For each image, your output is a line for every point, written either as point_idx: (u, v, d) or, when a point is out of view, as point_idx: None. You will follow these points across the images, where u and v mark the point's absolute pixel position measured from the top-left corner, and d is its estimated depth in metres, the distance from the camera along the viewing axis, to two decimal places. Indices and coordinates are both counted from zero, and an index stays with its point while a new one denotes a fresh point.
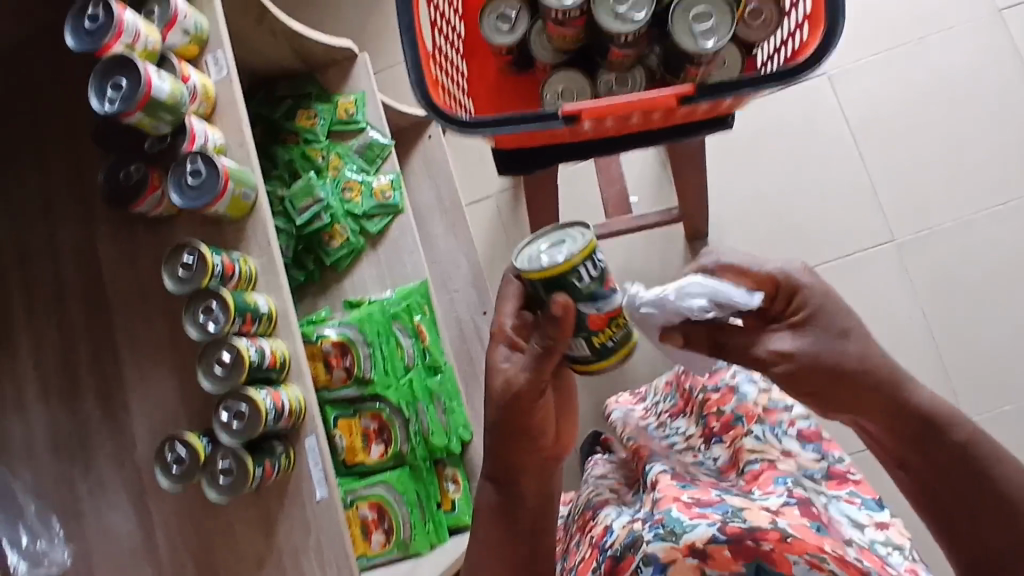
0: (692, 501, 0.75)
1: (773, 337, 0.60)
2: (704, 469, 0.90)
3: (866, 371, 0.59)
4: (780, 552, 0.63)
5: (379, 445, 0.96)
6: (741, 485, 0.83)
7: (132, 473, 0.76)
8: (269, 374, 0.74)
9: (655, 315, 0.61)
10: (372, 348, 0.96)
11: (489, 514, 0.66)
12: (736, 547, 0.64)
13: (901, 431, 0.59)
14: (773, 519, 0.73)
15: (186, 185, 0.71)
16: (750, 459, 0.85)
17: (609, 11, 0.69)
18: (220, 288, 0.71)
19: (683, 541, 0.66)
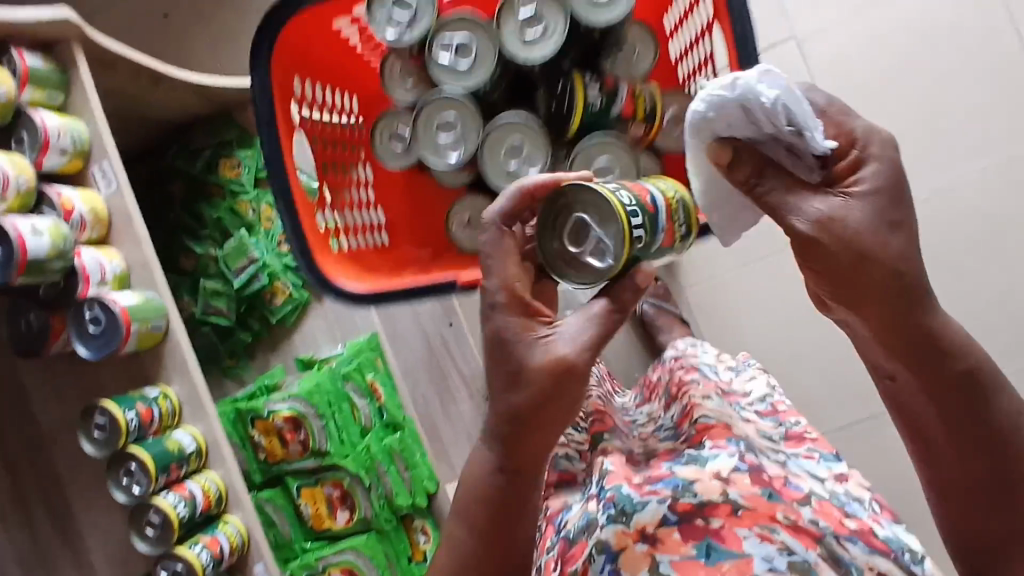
0: (643, 479, 0.69)
1: (810, 192, 0.45)
2: (663, 433, 0.83)
3: (897, 276, 0.44)
4: (729, 529, 0.61)
5: (345, 511, 0.97)
6: (692, 436, 0.75)
7: None
8: (205, 514, 0.71)
9: (710, 111, 0.49)
10: (324, 420, 0.95)
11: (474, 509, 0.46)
12: (684, 529, 0.61)
13: (906, 352, 0.45)
14: (725, 489, 0.65)
15: (88, 333, 0.68)
16: (705, 415, 0.77)
17: (500, 171, 0.51)
18: (138, 448, 0.67)
19: (635, 524, 0.63)
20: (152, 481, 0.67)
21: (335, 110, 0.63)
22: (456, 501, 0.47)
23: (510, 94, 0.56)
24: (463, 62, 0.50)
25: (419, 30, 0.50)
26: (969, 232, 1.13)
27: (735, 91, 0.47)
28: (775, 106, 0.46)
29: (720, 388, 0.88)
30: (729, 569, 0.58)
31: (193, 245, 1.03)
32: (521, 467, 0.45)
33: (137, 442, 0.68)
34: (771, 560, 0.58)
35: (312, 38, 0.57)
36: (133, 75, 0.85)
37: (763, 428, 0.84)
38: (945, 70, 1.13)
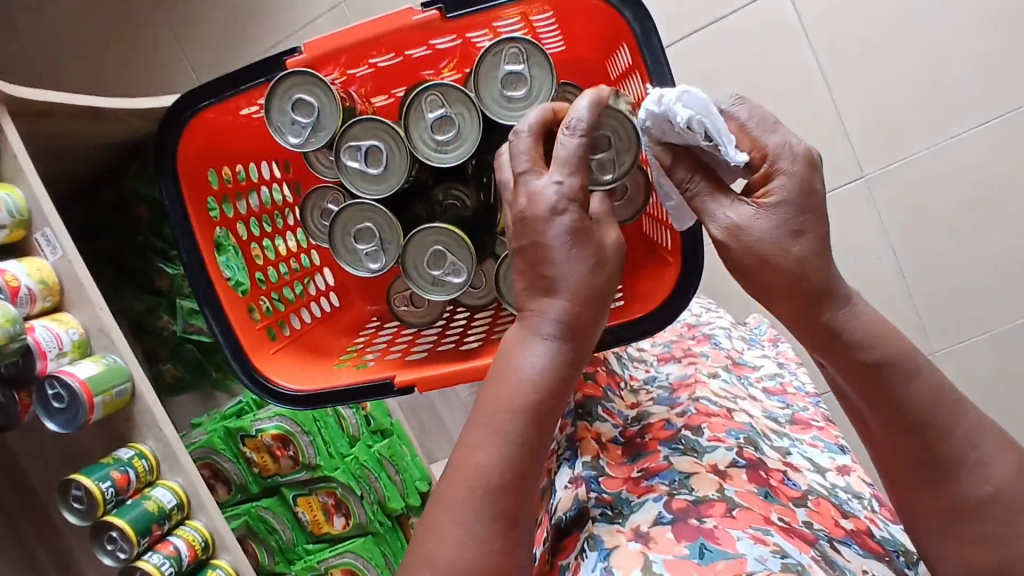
0: (641, 474, 0.67)
1: (727, 198, 0.49)
2: (655, 388, 0.82)
3: (799, 278, 0.47)
4: (724, 529, 0.57)
5: (340, 517, 1.01)
6: (689, 416, 0.73)
7: None
8: (192, 564, 0.75)
9: (642, 121, 0.51)
10: (311, 435, 0.98)
11: (518, 402, 0.47)
12: (677, 528, 0.58)
13: (815, 343, 0.50)
14: (721, 484, 0.64)
15: (53, 409, 0.69)
16: (709, 400, 0.76)
17: (421, 276, 0.52)
18: (118, 518, 0.70)
19: (628, 523, 0.61)
20: (134, 545, 0.70)
21: (260, 189, 0.62)
22: (496, 398, 0.48)
23: (437, 174, 0.58)
24: (374, 167, 0.53)
25: (323, 136, 0.53)
26: (966, 193, 1.10)
27: (656, 109, 0.49)
28: (692, 127, 0.48)
29: (728, 363, 0.90)
30: (723, 570, 0.53)
31: (164, 267, 1.02)
32: (576, 358, 0.49)
33: (111, 512, 0.70)
34: (766, 561, 0.54)
35: (205, 141, 0.57)
36: (72, 117, 0.82)
37: (770, 406, 0.84)
38: (943, 18, 1.05)
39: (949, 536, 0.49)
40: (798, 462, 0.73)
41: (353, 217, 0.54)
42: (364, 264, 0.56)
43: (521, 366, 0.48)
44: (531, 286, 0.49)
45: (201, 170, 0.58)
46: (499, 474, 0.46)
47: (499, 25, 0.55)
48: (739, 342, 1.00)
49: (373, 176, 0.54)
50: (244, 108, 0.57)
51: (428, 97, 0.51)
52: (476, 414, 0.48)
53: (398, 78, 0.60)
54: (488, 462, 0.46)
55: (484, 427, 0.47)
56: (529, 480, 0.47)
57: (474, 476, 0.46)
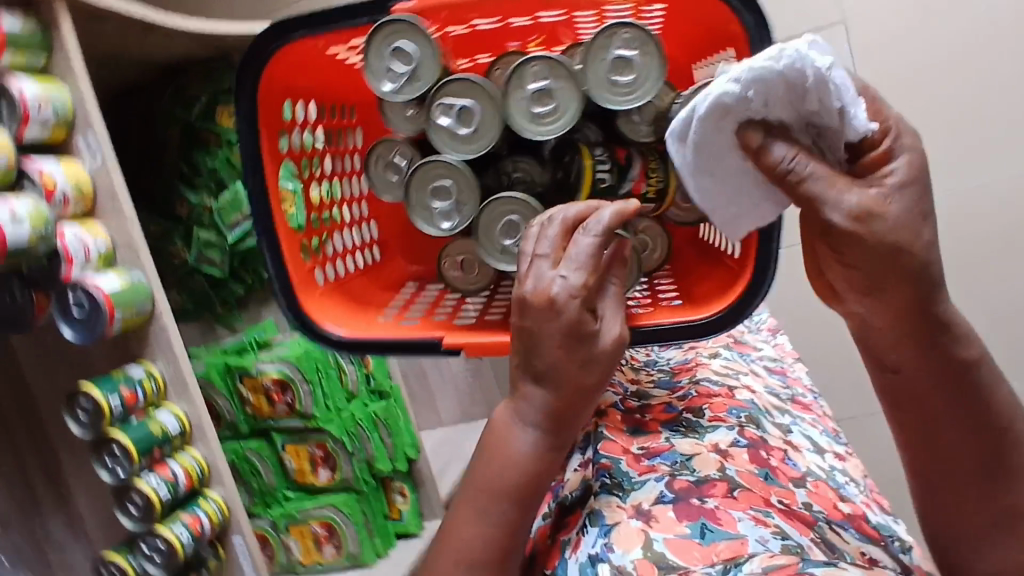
0: (642, 452, 0.70)
1: (850, 186, 0.49)
2: (656, 371, 0.90)
3: (923, 266, 0.49)
4: (726, 510, 0.60)
5: (326, 469, 1.01)
6: (690, 399, 0.78)
7: (85, 545, 0.82)
8: (185, 495, 0.74)
9: (750, 87, 0.50)
10: (311, 385, 0.97)
11: (503, 484, 0.52)
12: (680, 507, 0.60)
13: (914, 339, 0.52)
14: (722, 463, 0.67)
15: (74, 317, 0.69)
16: (710, 382, 0.82)
17: (495, 247, 0.56)
18: (120, 433, 0.69)
19: (629, 499, 0.63)
20: (134, 463, 0.69)
21: (321, 133, 0.62)
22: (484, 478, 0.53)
23: (511, 145, 0.62)
24: (465, 127, 0.54)
25: (418, 86, 0.54)
26: None
27: (781, 65, 0.49)
28: (834, 73, 0.49)
29: (729, 342, 0.96)
30: (724, 550, 0.56)
31: (188, 193, 1.01)
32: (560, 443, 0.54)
33: (114, 425, 0.69)
34: (767, 542, 0.56)
35: (287, 71, 0.57)
36: (124, 25, 0.80)
37: (771, 382, 0.88)
38: None
39: (993, 544, 0.53)
40: (798, 442, 0.76)
41: (429, 175, 0.55)
42: (435, 222, 0.57)
43: (511, 449, 0.53)
44: (522, 369, 0.54)
45: (276, 99, 0.57)
46: (482, 547, 0.52)
47: (608, 10, 0.56)
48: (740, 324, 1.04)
49: (462, 136, 0.55)
50: (331, 46, 0.57)
51: (530, 68, 0.52)
52: (464, 493, 0.54)
53: (490, 41, 0.60)
54: (472, 538, 0.52)
55: (473, 503, 0.53)
56: (512, 548, 0.53)
57: (459, 548, 0.52)
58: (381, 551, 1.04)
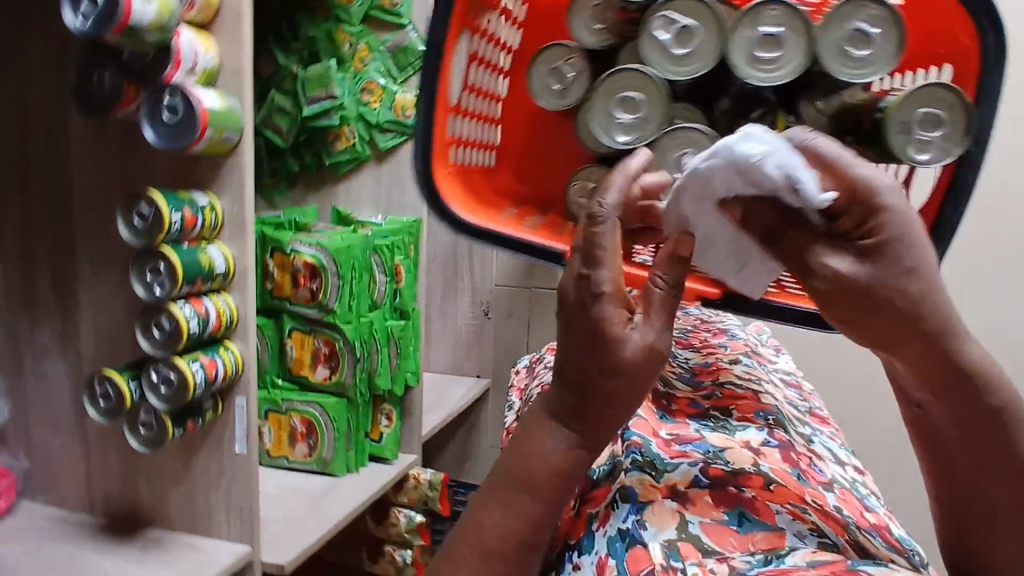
0: (672, 437, 0.79)
1: (828, 259, 0.44)
2: (680, 367, 0.94)
3: (918, 318, 0.43)
4: (764, 502, 0.67)
5: (326, 368, 0.98)
6: (717, 398, 0.86)
7: (74, 359, 0.80)
8: (212, 337, 0.70)
9: (709, 176, 0.44)
10: (341, 281, 0.93)
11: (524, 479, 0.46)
12: (717, 494, 0.67)
13: (946, 385, 0.46)
14: (755, 460, 0.74)
15: (162, 121, 0.66)
16: (736, 384, 0.88)
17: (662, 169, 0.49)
18: (171, 249, 0.65)
19: (664, 479, 0.70)
20: (175, 286, 0.65)
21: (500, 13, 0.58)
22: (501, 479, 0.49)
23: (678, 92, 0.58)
24: (680, 47, 0.46)
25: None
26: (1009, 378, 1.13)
27: (724, 158, 0.43)
28: (769, 163, 0.41)
29: (748, 351, 1.00)
30: (760, 540, 0.63)
31: (278, 53, 0.96)
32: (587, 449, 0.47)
33: (173, 242, 0.66)
34: (803, 537, 0.63)
35: None
36: None
37: (791, 394, 0.92)
38: None
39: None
40: (821, 452, 0.79)
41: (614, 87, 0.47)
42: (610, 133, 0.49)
43: (539, 442, 0.46)
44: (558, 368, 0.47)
45: None
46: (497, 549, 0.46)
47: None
48: (755, 338, 1.07)
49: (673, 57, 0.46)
50: None
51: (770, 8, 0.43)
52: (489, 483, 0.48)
53: None
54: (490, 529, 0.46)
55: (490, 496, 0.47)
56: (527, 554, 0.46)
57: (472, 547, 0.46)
58: (353, 466, 1.01)
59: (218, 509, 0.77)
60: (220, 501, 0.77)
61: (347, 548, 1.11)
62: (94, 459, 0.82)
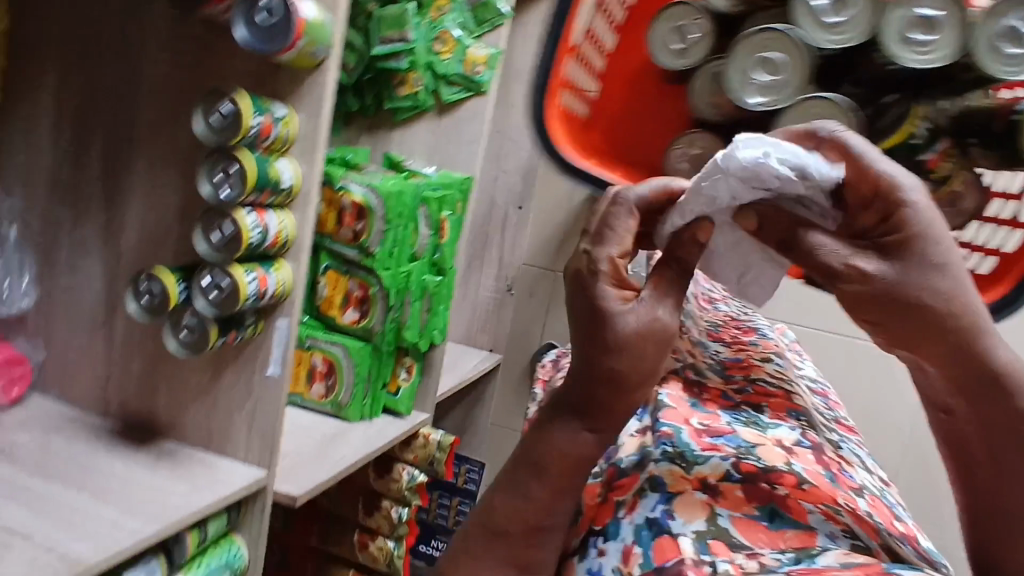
0: (704, 428, 0.78)
1: (858, 256, 0.46)
2: (710, 359, 0.92)
3: (945, 313, 0.46)
4: (796, 501, 0.67)
5: (356, 311, 0.96)
6: (748, 394, 0.85)
7: (113, 254, 0.77)
8: (267, 252, 0.68)
9: (712, 192, 0.49)
10: (387, 227, 0.92)
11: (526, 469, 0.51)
12: (748, 490, 0.67)
13: (969, 383, 0.48)
14: (787, 458, 0.74)
15: (257, 23, 0.63)
16: (767, 383, 0.88)
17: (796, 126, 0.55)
18: (245, 154, 0.63)
19: (696, 471, 0.70)
20: (245, 192, 0.63)
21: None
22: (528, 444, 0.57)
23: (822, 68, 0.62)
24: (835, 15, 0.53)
25: None
26: None
27: (725, 168, 0.47)
28: (771, 160, 0.47)
29: (777, 350, 0.98)
30: (791, 537, 0.64)
31: None
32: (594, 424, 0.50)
33: (249, 148, 0.63)
34: (835, 538, 0.63)
35: None
36: None
37: (818, 399, 0.91)
38: None
39: None
40: (848, 458, 0.80)
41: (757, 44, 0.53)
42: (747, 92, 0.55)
43: (547, 439, 0.50)
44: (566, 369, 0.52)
45: None
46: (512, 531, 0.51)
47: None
48: (784, 341, 1.05)
49: (827, 25, 0.54)
50: None
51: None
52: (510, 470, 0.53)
53: None
54: (497, 511, 0.52)
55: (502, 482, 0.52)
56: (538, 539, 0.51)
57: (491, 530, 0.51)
58: (365, 415, 1.00)
59: (239, 430, 0.75)
60: (243, 421, 0.75)
61: (344, 497, 1.09)
62: (115, 362, 0.79)
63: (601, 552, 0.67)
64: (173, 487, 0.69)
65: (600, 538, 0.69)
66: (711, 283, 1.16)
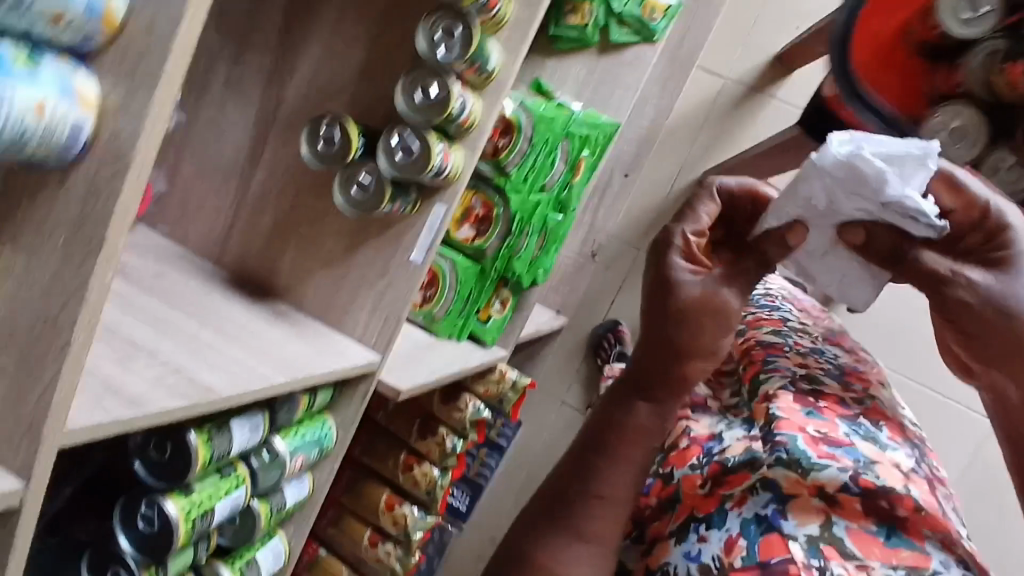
0: (820, 437, 0.82)
1: (961, 266, 0.63)
2: (828, 375, 0.99)
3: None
4: (915, 525, 0.73)
5: (471, 229, 0.92)
6: (865, 407, 0.92)
7: (271, 102, 0.73)
8: (453, 129, 0.65)
9: (812, 193, 0.66)
10: (530, 150, 0.88)
11: (596, 432, 0.72)
12: (865, 504, 0.74)
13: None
14: (905, 481, 0.79)
15: None
16: (882, 403, 0.95)
17: None
18: (473, 20, 0.59)
19: (812, 477, 0.76)
20: (462, 57, 0.60)
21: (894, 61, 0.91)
22: (619, 425, 0.71)
23: None
24: None
25: None
26: None
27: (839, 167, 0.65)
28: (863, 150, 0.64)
29: (884, 387, 1.01)
30: (905, 557, 0.70)
31: None
32: (657, 397, 0.71)
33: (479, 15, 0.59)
34: (947, 564, 0.70)
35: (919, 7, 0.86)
36: None
37: (922, 442, 0.93)
38: None
39: None
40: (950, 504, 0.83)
41: None
42: None
43: (625, 421, 0.71)
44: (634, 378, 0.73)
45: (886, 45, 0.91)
46: (595, 512, 0.68)
47: None
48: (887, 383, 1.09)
49: None
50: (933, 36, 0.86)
51: None
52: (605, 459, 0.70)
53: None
54: (591, 487, 0.69)
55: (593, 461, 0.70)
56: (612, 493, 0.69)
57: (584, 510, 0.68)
58: (453, 336, 0.98)
59: (360, 310, 0.73)
60: (368, 302, 0.72)
61: (400, 415, 1.07)
62: (243, 214, 0.76)
63: (704, 537, 0.78)
64: (292, 346, 0.66)
65: (703, 524, 0.79)
66: (811, 313, 1.25)
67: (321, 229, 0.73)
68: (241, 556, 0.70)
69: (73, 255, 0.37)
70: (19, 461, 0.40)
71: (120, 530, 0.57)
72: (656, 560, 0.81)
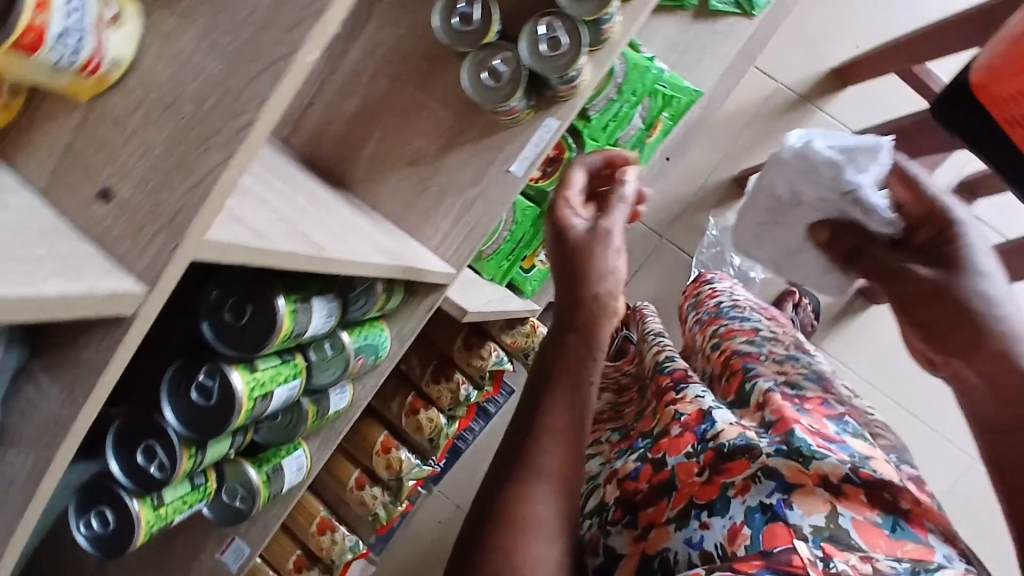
0: (813, 429, 0.59)
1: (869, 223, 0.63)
2: (807, 371, 0.72)
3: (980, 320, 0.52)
4: (922, 517, 0.51)
5: (537, 171, 0.89)
6: (860, 421, 0.65)
7: None
8: (595, 34, 0.59)
9: (777, 185, 0.70)
10: (614, 98, 0.88)
11: (539, 369, 0.53)
12: (874, 492, 0.52)
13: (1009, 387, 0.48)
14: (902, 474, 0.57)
15: None
16: (873, 419, 0.69)
17: None
18: None
19: (812, 466, 0.53)
20: None
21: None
22: (540, 360, 0.54)
23: None
24: None
25: None
26: None
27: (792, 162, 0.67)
28: (814, 144, 0.66)
29: (889, 428, 0.70)
30: (912, 552, 0.48)
31: None
32: (579, 324, 0.55)
33: None
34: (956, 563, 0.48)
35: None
36: None
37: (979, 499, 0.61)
38: None
39: None
40: None
41: None
42: None
43: (568, 350, 0.53)
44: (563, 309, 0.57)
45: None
46: (542, 452, 0.46)
47: None
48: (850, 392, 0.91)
49: None
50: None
51: None
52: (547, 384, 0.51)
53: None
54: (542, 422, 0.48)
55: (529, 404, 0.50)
56: (564, 442, 0.47)
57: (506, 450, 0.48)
58: (496, 279, 0.93)
59: (442, 219, 0.67)
60: (453, 210, 0.67)
61: (414, 355, 1.00)
62: (325, 96, 0.68)
63: (705, 525, 0.51)
64: (377, 235, 0.60)
65: (705, 511, 0.52)
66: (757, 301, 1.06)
67: (414, 123, 0.66)
68: (267, 458, 0.63)
69: (277, 18, 0.31)
70: (145, 264, 0.32)
71: (168, 400, 0.51)
72: (651, 550, 0.53)
